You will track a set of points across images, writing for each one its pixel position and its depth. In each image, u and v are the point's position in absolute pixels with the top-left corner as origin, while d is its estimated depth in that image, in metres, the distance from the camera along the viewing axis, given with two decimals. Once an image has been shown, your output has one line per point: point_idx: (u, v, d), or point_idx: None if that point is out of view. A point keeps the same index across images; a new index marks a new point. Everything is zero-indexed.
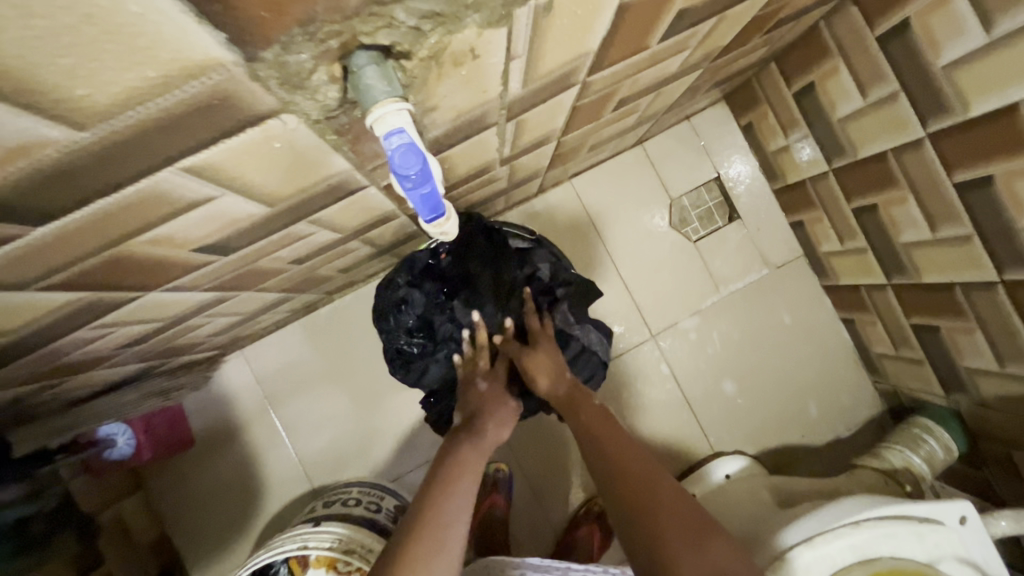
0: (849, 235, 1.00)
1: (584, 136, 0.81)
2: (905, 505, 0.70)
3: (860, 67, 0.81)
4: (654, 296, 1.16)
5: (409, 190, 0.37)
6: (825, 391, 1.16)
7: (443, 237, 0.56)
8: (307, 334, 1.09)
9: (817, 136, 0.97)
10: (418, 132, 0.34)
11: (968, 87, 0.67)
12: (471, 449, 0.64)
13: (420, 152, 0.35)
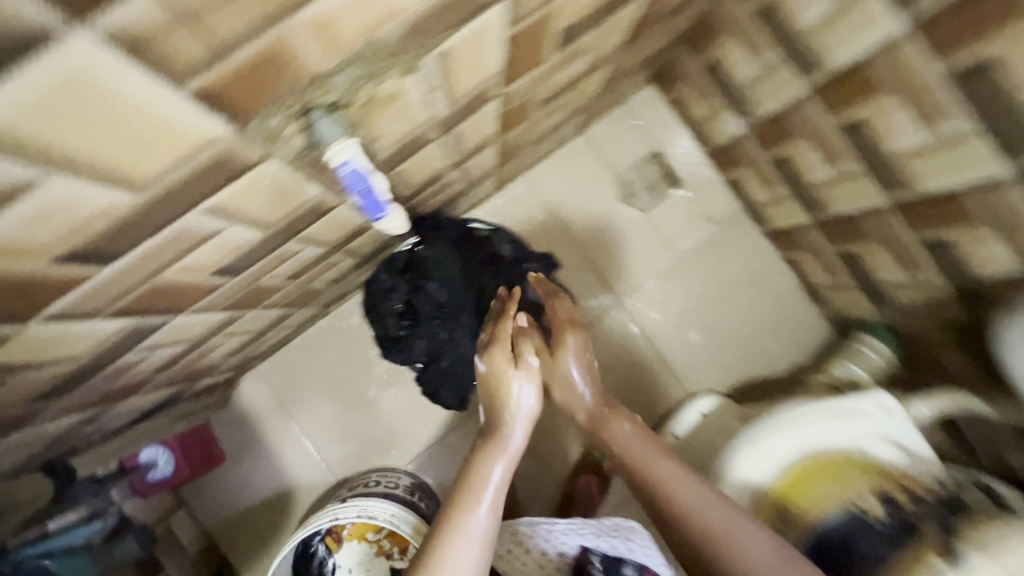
0: (773, 185, 1.13)
1: (522, 134, 0.94)
2: (835, 400, 0.89)
3: (748, 40, 0.94)
4: (615, 265, 1.29)
5: (360, 197, 0.51)
6: (781, 326, 1.29)
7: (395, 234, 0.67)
8: (310, 346, 1.21)
9: (730, 102, 1.10)
10: (365, 158, 0.47)
11: (828, 47, 0.80)
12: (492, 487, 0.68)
13: (364, 173, 0.48)
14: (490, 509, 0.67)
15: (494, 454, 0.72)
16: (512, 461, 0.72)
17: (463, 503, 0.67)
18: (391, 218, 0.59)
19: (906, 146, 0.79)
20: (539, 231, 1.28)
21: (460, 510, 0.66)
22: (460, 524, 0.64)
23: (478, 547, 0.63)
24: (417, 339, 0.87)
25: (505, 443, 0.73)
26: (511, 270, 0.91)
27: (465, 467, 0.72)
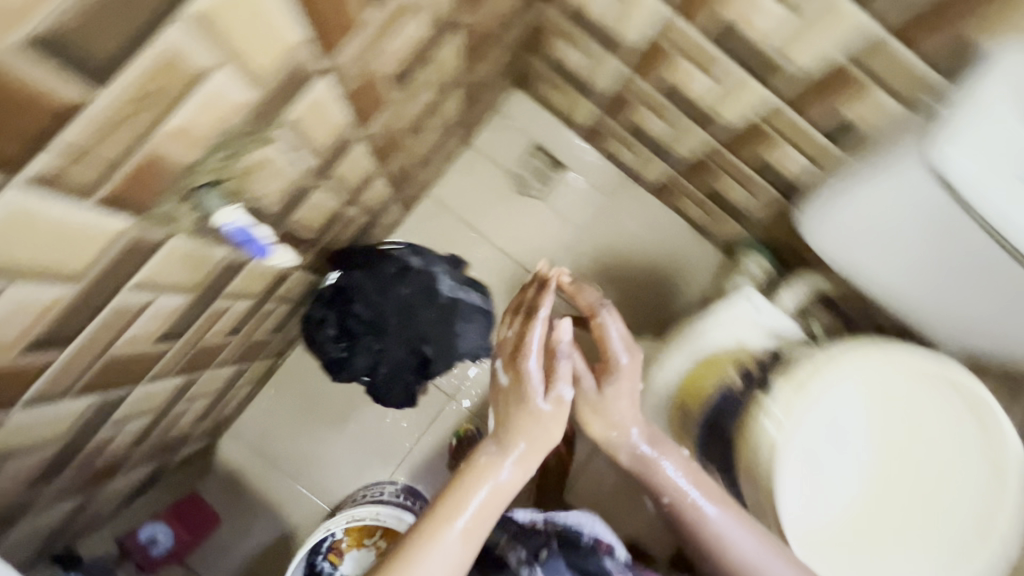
0: (635, 147, 1.31)
1: (404, 159, 1.07)
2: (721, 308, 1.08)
3: (569, 37, 1.10)
4: (528, 250, 1.44)
5: (248, 246, 0.62)
6: (684, 264, 1.45)
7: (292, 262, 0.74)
8: (274, 396, 1.31)
9: (579, 88, 1.26)
10: (245, 216, 0.58)
11: (625, 30, 0.97)
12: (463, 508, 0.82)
13: (245, 230, 0.59)
14: (467, 521, 0.81)
15: (478, 480, 0.85)
16: (496, 487, 0.85)
17: (443, 517, 0.81)
18: (282, 254, 0.68)
19: (706, 95, 0.97)
20: (454, 240, 1.43)
21: (435, 522, 0.81)
22: (434, 538, 0.79)
23: (453, 551, 0.79)
24: (358, 357, 0.96)
25: (481, 471, 0.86)
26: (427, 276, 1.01)
27: (455, 480, 0.86)
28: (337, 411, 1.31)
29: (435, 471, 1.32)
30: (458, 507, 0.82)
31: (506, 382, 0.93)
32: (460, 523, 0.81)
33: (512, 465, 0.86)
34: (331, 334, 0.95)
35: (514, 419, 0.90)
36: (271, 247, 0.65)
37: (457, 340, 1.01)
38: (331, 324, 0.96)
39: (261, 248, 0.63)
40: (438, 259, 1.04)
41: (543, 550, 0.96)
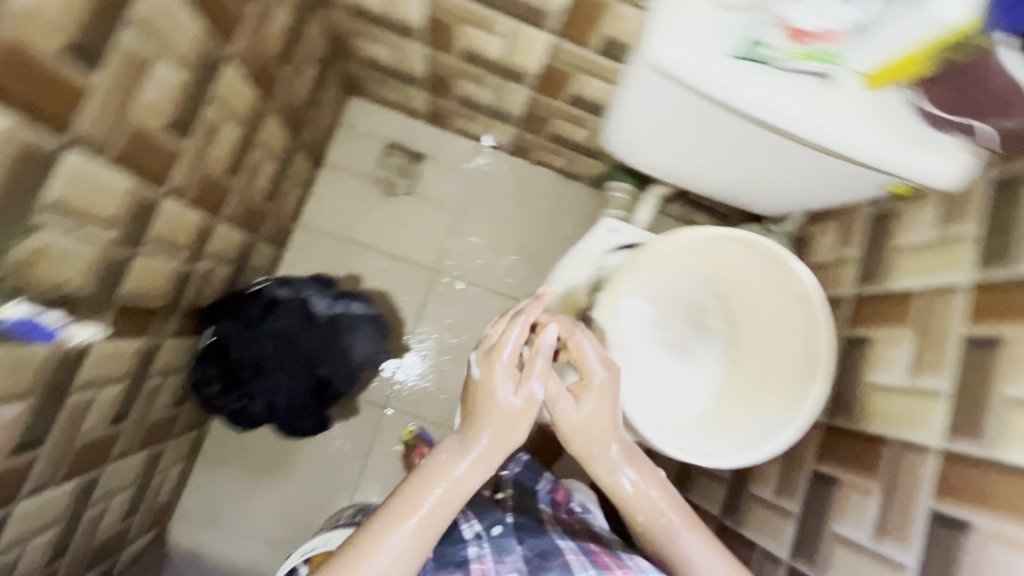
0: (476, 118, 1.34)
1: (245, 199, 1.07)
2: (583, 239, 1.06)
3: (365, 35, 1.12)
4: (415, 245, 1.46)
5: (33, 336, 0.66)
6: (565, 212, 1.49)
7: (102, 332, 0.78)
8: (210, 466, 1.29)
9: (402, 79, 1.28)
10: (19, 309, 0.62)
11: (405, 14, 0.99)
12: (417, 498, 0.72)
13: (24, 322, 0.63)
14: (417, 523, 0.70)
15: (436, 477, 0.74)
16: (453, 490, 0.73)
17: (396, 514, 0.70)
18: (81, 329, 0.73)
19: (500, 50, 1.01)
20: (340, 259, 1.42)
21: (388, 519, 0.70)
22: (386, 534, 0.69)
23: (393, 556, 0.68)
24: (253, 401, 0.96)
25: (450, 462, 0.75)
26: (300, 303, 1.02)
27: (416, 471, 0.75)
28: (277, 458, 1.32)
29: (390, 481, 1.36)
30: (410, 505, 0.71)
31: (479, 375, 0.78)
32: (413, 523, 0.70)
33: (470, 464, 0.75)
34: (217, 390, 0.94)
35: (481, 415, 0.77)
36: (62, 328, 0.69)
37: (349, 352, 1.03)
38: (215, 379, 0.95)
39: (49, 332, 0.67)
40: (306, 283, 1.05)
41: (497, 526, 0.86)
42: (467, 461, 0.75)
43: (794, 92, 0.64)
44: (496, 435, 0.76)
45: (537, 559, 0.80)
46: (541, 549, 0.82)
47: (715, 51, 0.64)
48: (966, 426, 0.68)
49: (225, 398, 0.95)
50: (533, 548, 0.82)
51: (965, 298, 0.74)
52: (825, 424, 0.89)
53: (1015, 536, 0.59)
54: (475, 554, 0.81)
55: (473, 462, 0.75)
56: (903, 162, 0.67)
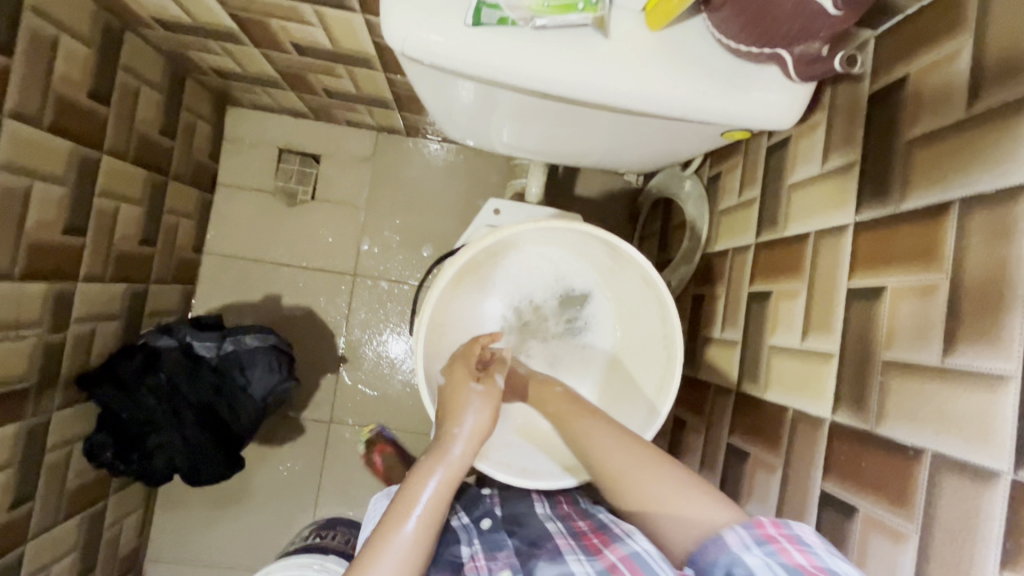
0: (353, 108, 1.23)
1: (108, 251, 1.02)
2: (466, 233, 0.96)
3: (194, 46, 1.02)
4: (329, 253, 1.36)
5: None
6: (477, 186, 1.38)
7: None
8: (173, 507, 1.31)
9: (261, 84, 1.18)
10: None
11: (210, 18, 0.89)
12: (424, 494, 0.61)
13: None
14: (421, 521, 0.59)
15: (428, 469, 0.63)
16: (448, 471, 0.63)
17: (394, 515, 0.59)
18: None
19: (324, 38, 0.90)
20: (252, 281, 1.35)
21: (391, 518, 0.59)
22: (386, 538, 0.57)
23: (399, 562, 0.56)
24: (154, 457, 0.97)
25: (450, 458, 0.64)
26: (183, 350, 1.02)
27: (411, 470, 0.64)
28: (234, 489, 1.32)
29: (348, 493, 1.35)
30: (415, 498, 0.61)
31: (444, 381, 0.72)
32: (415, 521, 0.59)
33: (470, 435, 0.66)
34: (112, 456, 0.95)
35: (460, 405, 0.68)
36: None
37: (246, 391, 1.02)
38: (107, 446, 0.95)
39: None
40: (183, 330, 1.04)
41: (486, 519, 0.75)
42: (462, 436, 0.66)
43: (553, 54, 0.50)
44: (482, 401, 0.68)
45: (528, 549, 0.69)
46: (531, 538, 0.71)
47: (438, 25, 0.49)
48: (850, 396, 0.59)
49: (125, 461, 0.96)
50: (524, 539, 0.71)
51: (848, 244, 0.63)
52: (736, 394, 0.81)
53: (891, 526, 0.51)
54: (466, 555, 0.70)
55: (469, 443, 0.66)
56: (719, 110, 0.52)
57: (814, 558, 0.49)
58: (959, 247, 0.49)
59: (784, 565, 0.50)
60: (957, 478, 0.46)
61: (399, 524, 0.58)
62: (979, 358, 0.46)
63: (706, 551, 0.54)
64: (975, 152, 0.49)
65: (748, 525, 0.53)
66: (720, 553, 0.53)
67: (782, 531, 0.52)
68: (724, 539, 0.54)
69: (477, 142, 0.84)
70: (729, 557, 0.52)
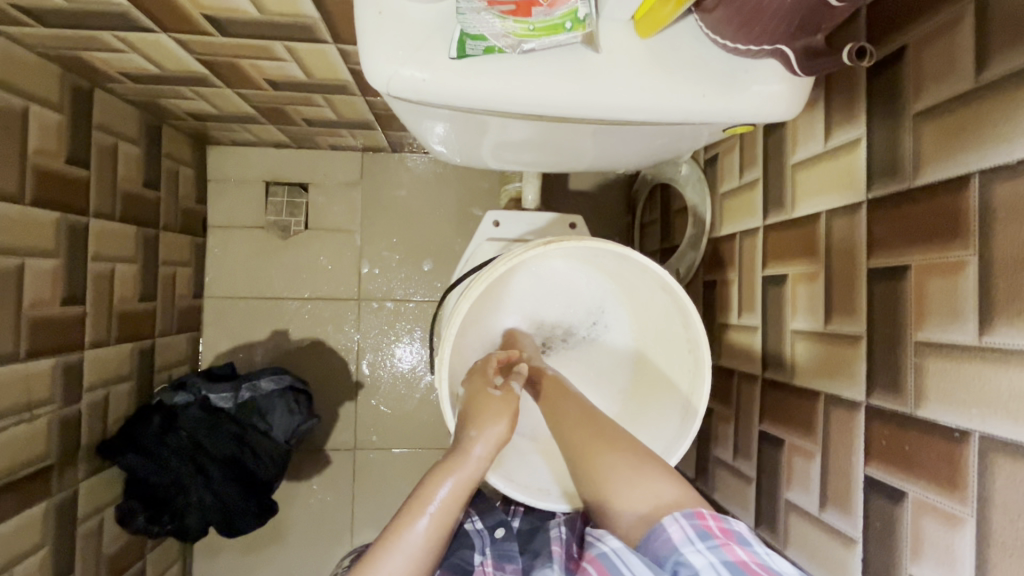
0: (333, 133, 1.21)
1: (109, 314, 1.00)
2: (463, 259, 0.94)
3: (166, 94, 0.99)
4: (329, 281, 1.34)
5: None
6: (470, 193, 1.36)
7: None
8: (212, 553, 1.31)
9: (238, 121, 1.15)
10: None
11: (180, 66, 0.87)
12: (441, 494, 0.59)
13: None
14: (434, 519, 0.58)
15: (446, 469, 0.61)
16: (465, 474, 0.61)
17: (409, 510, 0.58)
18: None
19: (298, 71, 0.87)
20: (256, 319, 1.33)
21: (406, 515, 0.58)
22: (398, 533, 0.56)
23: (414, 560, 0.55)
24: (186, 516, 0.97)
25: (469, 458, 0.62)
26: (201, 404, 1.03)
27: (436, 465, 0.62)
28: (269, 527, 1.32)
29: (382, 515, 1.34)
30: (434, 494, 0.59)
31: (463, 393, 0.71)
32: (428, 519, 0.57)
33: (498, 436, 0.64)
34: (143, 520, 0.96)
35: (484, 411, 0.65)
36: None
37: (268, 435, 1.03)
38: (138, 513, 0.95)
39: None
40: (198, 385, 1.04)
41: (501, 528, 0.74)
42: (483, 437, 0.63)
43: (544, 75, 0.48)
44: (502, 405, 0.66)
45: (532, 563, 0.72)
46: (536, 552, 0.73)
47: (422, 61, 0.47)
48: (883, 378, 0.58)
49: (155, 525, 0.96)
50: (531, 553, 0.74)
51: (864, 222, 0.61)
52: (762, 380, 0.80)
53: (943, 509, 0.50)
54: (476, 562, 0.72)
55: (495, 447, 0.64)
56: (719, 111, 0.51)
57: (752, 553, 0.50)
58: (984, 219, 0.47)
59: (727, 563, 0.49)
60: (1009, 460, 0.45)
61: (412, 517, 0.57)
62: (1019, 335, 0.44)
63: (652, 551, 0.53)
64: (992, 121, 0.47)
65: (688, 515, 0.53)
66: (666, 554, 0.52)
67: (723, 526, 0.52)
68: (668, 533, 0.53)
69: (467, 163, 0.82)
70: (673, 555, 0.51)
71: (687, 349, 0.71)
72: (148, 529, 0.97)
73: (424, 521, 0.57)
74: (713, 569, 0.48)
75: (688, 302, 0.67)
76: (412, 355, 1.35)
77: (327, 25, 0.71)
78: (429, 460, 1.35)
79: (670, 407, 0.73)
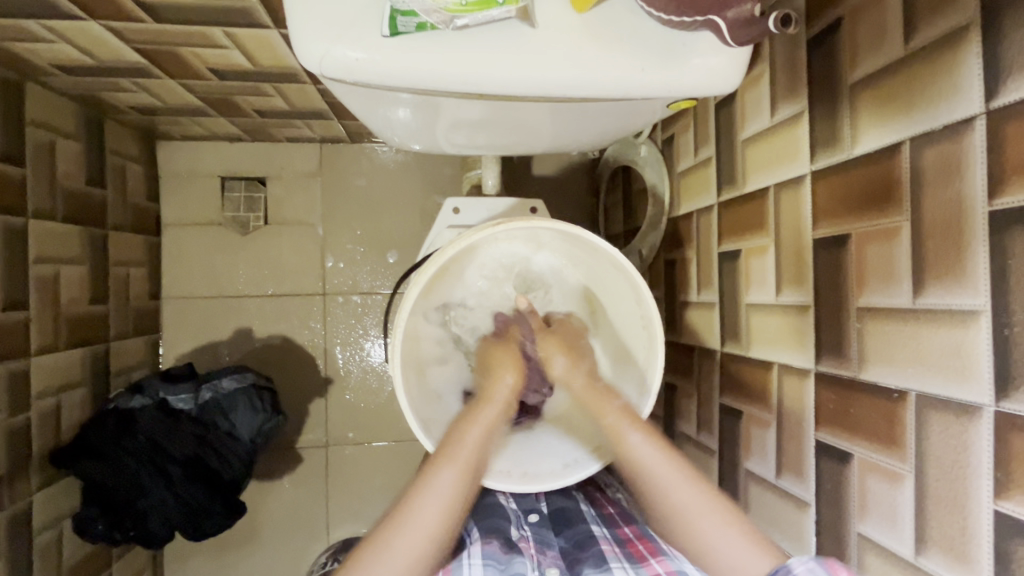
0: (287, 124, 1.17)
1: (56, 317, 0.96)
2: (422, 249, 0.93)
3: (104, 86, 0.95)
4: (291, 276, 1.31)
5: None
6: (432, 181, 1.34)
7: None
8: (184, 558, 1.29)
9: (184, 113, 1.11)
10: None
11: (116, 57, 0.83)
12: (419, 521, 0.61)
13: None
14: (415, 538, 0.60)
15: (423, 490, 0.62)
16: (444, 498, 0.62)
17: (391, 525, 0.60)
18: None
19: (242, 58, 0.84)
20: (217, 317, 1.29)
21: (390, 529, 0.60)
22: (381, 545, 0.59)
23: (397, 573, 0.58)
24: (148, 519, 0.94)
25: (449, 468, 0.63)
26: (158, 406, 1.01)
27: (453, 425, 0.67)
28: (242, 528, 1.29)
29: (358, 510, 1.33)
30: (457, 449, 0.65)
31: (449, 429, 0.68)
32: (408, 537, 0.60)
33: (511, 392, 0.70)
34: (101, 528, 0.93)
35: (458, 430, 0.67)
36: None
37: (232, 435, 1.01)
38: (100, 521, 0.93)
39: None
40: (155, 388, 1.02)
41: (534, 513, 0.79)
42: (459, 460, 0.64)
43: (481, 52, 0.47)
44: (477, 415, 0.68)
45: (573, 551, 0.72)
46: (577, 540, 0.73)
47: (355, 39, 0.46)
48: (830, 346, 0.59)
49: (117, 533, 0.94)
50: (570, 539, 0.74)
51: (807, 193, 0.62)
52: (721, 354, 0.81)
53: (885, 468, 0.52)
54: (516, 535, 0.74)
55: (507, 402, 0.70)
56: (658, 85, 0.51)
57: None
58: (915, 185, 0.49)
59: None
60: (942, 416, 0.46)
61: (442, 472, 0.63)
62: (949, 295, 0.46)
63: None
64: (919, 91, 0.49)
65: (821, 562, 0.52)
66: None
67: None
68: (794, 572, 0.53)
69: (422, 148, 0.80)
70: None
71: (642, 326, 0.72)
72: (107, 536, 0.94)
73: (449, 473, 0.63)
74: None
75: (639, 278, 0.67)
76: (382, 348, 1.34)
77: (266, 7, 0.69)
78: (403, 451, 1.35)
79: (626, 386, 0.73)
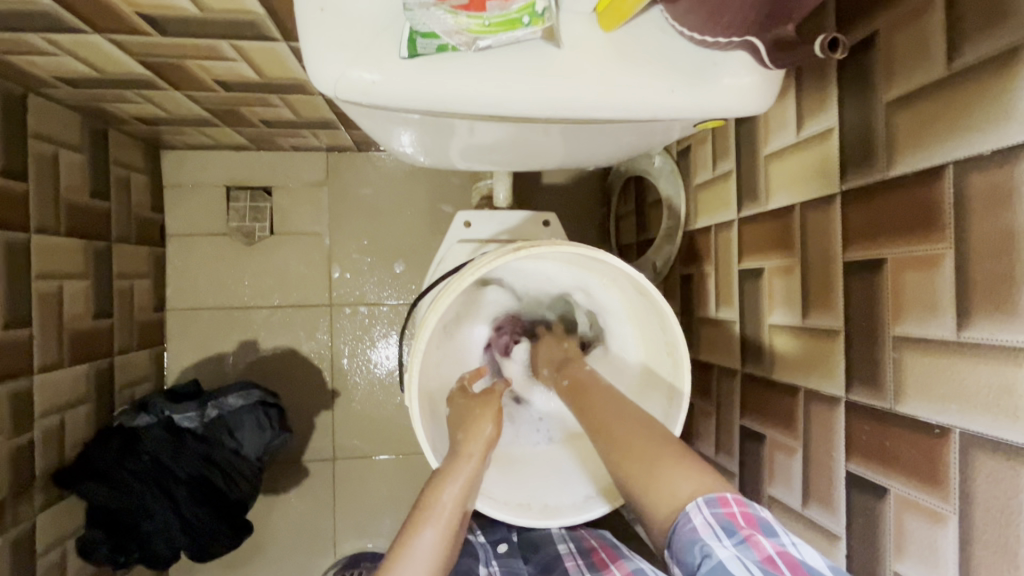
0: (293, 134, 1.15)
1: (60, 333, 0.94)
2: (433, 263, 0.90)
3: (108, 98, 0.93)
4: (298, 287, 1.29)
5: None
6: (439, 190, 1.32)
7: None
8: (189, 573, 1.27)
9: (189, 124, 1.09)
10: None
11: (121, 70, 0.81)
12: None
13: None
14: None
15: (408, 549, 0.55)
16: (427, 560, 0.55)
17: None
18: None
19: (249, 71, 0.82)
20: (223, 329, 1.27)
21: None
22: None
23: None
24: (153, 541, 0.92)
25: (434, 521, 0.58)
26: (164, 425, 0.99)
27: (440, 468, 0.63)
28: (247, 543, 1.27)
29: (364, 523, 1.31)
30: (440, 501, 0.59)
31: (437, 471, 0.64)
32: None
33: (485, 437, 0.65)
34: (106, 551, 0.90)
35: (442, 478, 0.61)
36: None
37: (239, 454, 1.00)
38: (105, 545, 0.90)
39: None
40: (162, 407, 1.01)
41: (503, 543, 0.78)
42: (443, 512, 0.59)
43: (502, 73, 0.45)
44: (461, 461, 0.63)
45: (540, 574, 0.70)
46: (544, 562, 0.72)
47: (371, 61, 0.44)
48: (862, 374, 0.57)
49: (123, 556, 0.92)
50: (538, 563, 0.72)
51: (837, 216, 0.60)
52: (742, 375, 0.79)
53: (925, 506, 0.50)
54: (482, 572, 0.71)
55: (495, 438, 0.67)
56: (688, 106, 0.49)
57: (778, 544, 0.43)
58: (959, 213, 0.46)
59: (753, 559, 0.42)
60: (991, 457, 0.44)
61: (425, 530, 0.57)
62: (999, 330, 0.43)
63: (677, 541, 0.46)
64: (962, 114, 0.46)
65: (711, 503, 0.46)
66: (687, 543, 0.45)
67: (748, 512, 0.45)
68: (691, 522, 0.46)
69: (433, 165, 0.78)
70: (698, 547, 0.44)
71: (666, 355, 0.69)
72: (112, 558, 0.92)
73: (434, 531, 0.57)
74: (739, 563, 0.42)
75: (665, 304, 0.65)
76: (389, 359, 1.32)
77: (275, 21, 0.67)
78: (410, 464, 1.32)
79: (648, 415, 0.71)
